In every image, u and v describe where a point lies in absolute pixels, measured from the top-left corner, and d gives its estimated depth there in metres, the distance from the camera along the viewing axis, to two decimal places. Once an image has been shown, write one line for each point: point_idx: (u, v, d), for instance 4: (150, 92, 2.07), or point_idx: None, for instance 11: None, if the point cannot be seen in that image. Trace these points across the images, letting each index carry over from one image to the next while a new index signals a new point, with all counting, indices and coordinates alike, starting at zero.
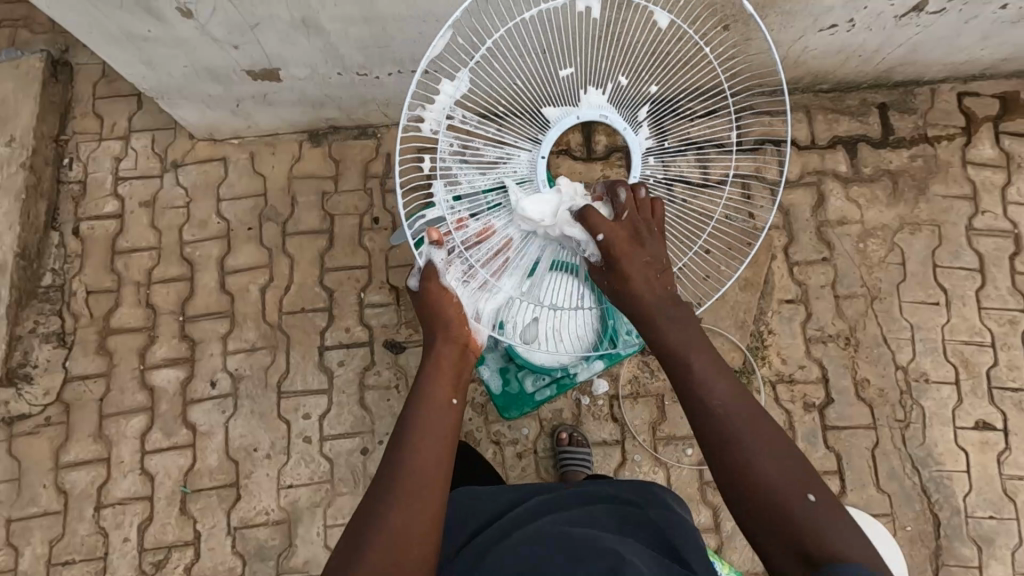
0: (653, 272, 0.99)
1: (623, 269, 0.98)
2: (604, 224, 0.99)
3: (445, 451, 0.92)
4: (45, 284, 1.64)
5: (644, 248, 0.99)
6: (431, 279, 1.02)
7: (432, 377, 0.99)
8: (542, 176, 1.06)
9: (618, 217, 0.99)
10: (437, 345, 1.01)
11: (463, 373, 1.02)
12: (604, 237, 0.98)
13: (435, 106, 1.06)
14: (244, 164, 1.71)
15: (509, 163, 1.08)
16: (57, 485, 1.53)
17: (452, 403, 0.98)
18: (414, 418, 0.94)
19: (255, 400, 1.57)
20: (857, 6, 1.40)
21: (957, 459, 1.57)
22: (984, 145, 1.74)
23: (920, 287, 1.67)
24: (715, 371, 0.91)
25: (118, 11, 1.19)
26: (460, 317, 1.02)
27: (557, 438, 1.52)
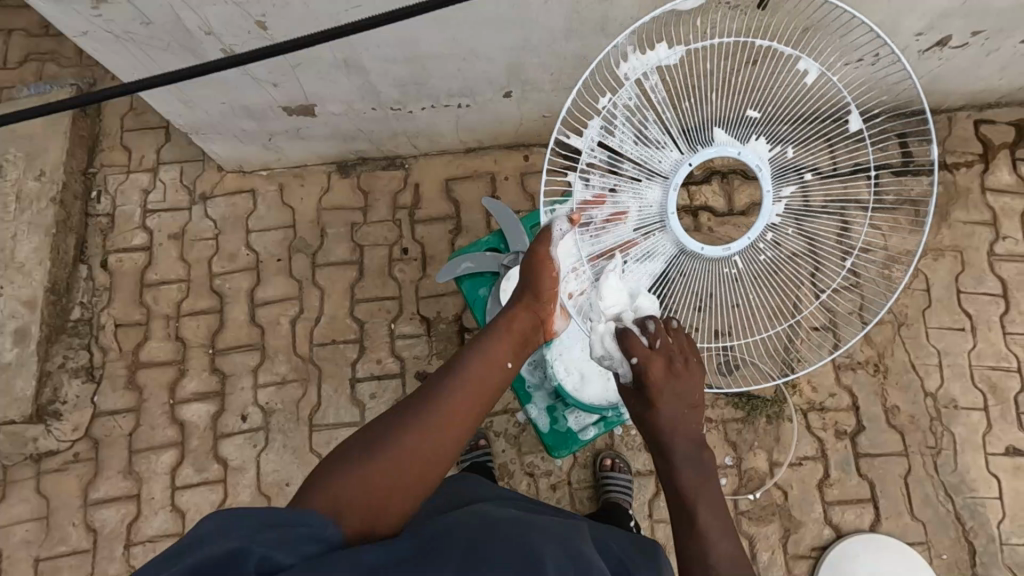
0: (685, 404, 0.98)
1: (656, 400, 0.97)
2: (638, 349, 0.96)
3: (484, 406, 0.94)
4: (73, 319, 1.63)
5: (677, 384, 0.98)
6: (544, 244, 1.04)
7: (498, 336, 1.01)
8: (678, 182, 0.97)
9: (658, 347, 0.98)
10: (514, 306, 1.05)
11: (528, 343, 1.05)
12: (642, 362, 0.96)
13: (644, 59, 0.99)
14: (273, 196, 1.71)
15: (659, 152, 0.98)
16: (87, 523, 1.51)
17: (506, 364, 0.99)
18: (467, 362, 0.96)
19: (287, 434, 1.56)
20: (883, 41, 1.43)
21: (990, 485, 1.57)
22: (1003, 171, 1.77)
23: (946, 312, 1.69)
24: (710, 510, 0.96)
25: (163, 53, 1.21)
26: (552, 294, 1.05)
27: (601, 463, 1.52)
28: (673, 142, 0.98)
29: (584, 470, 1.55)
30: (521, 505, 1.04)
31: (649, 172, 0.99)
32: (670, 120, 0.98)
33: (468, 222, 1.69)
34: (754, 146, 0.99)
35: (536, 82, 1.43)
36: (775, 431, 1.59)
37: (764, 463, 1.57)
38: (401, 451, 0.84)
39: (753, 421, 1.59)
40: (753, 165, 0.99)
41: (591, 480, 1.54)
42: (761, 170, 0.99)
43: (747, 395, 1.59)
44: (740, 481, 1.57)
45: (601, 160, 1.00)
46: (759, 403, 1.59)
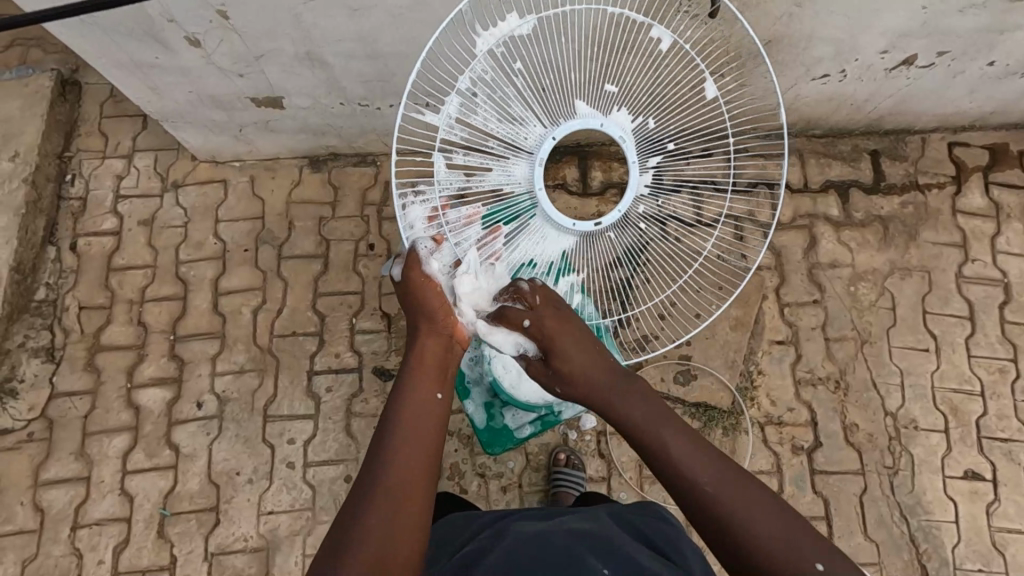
0: (587, 351, 1.00)
1: (563, 359, 0.99)
2: (522, 318, 0.98)
3: (434, 428, 0.94)
4: (38, 299, 1.64)
5: (571, 335, 0.99)
6: (414, 268, 0.98)
7: (413, 376, 0.98)
8: (543, 155, 1.00)
9: (540, 302, 0.99)
10: (418, 337, 1.00)
11: (449, 367, 1.01)
12: (533, 324, 0.98)
13: (497, 31, 0.99)
14: (244, 187, 1.73)
15: (521, 127, 1.01)
16: (35, 503, 1.51)
17: (434, 399, 0.96)
18: (394, 425, 0.93)
19: (241, 424, 1.56)
20: (847, 58, 1.44)
21: (946, 508, 1.55)
22: (974, 194, 1.77)
23: (910, 332, 1.67)
24: (681, 440, 0.94)
25: (128, 39, 1.23)
26: (444, 313, 0.99)
27: (555, 458, 1.51)
28: (536, 117, 1.01)
29: (536, 474, 1.53)
30: (533, 514, 1.05)
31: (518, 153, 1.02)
32: (532, 98, 1.01)
33: None
34: (617, 117, 1.02)
35: None
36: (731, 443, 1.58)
37: None
38: (375, 547, 0.82)
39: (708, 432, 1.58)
40: (616, 136, 1.01)
41: (543, 483, 1.53)
42: (625, 141, 1.01)
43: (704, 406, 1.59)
44: None
45: (461, 138, 1.01)
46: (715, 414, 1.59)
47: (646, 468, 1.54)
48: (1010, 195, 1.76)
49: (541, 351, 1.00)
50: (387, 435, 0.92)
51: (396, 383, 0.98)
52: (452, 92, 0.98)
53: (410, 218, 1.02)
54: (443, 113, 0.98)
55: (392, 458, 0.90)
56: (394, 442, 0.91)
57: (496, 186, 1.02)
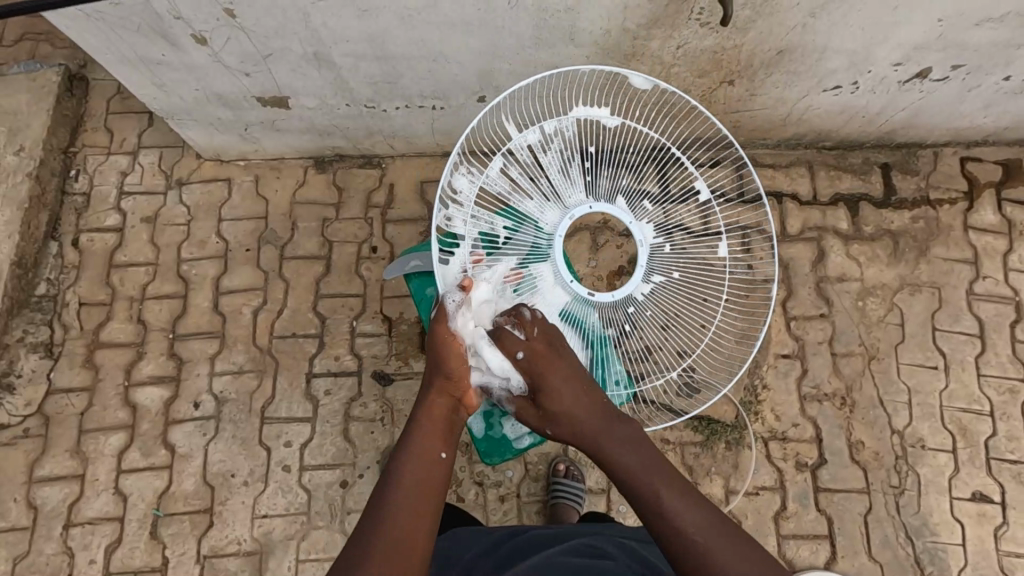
0: (579, 390, 1.01)
1: (554, 398, 1.00)
2: (516, 349, 0.98)
3: (431, 486, 0.94)
4: (38, 294, 1.63)
5: (565, 364, 1.00)
6: (442, 322, 0.98)
7: (422, 434, 0.98)
8: (574, 214, 1.05)
9: (536, 335, 1.00)
10: (431, 392, 1.01)
11: (453, 427, 1.02)
12: (526, 356, 0.98)
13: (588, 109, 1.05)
14: (248, 186, 1.72)
15: (565, 190, 1.06)
16: (28, 500, 1.49)
17: (439, 458, 0.97)
18: (399, 483, 0.92)
19: (238, 425, 1.55)
20: (860, 70, 1.41)
21: (953, 530, 1.52)
22: (987, 211, 1.74)
23: (919, 348, 1.65)
24: (675, 497, 0.93)
25: (135, 35, 1.22)
26: (460, 371, 1.00)
27: (555, 467, 1.49)
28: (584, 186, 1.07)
29: (535, 484, 1.51)
30: (540, 536, 1.04)
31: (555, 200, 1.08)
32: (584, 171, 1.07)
33: None
34: (642, 224, 1.09)
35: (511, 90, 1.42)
36: (734, 457, 1.55)
37: (720, 490, 1.53)
38: None
39: (711, 446, 1.56)
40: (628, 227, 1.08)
41: (542, 494, 1.51)
42: (641, 246, 1.09)
43: (707, 419, 1.57)
44: None
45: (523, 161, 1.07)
46: (718, 427, 1.56)
47: None
48: None
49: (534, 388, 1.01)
50: (391, 491, 0.92)
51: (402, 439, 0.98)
52: (537, 127, 1.05)
53: (457, 188, 1.06)
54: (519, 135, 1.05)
55: (393, 515, 0.89)
56: (397, 497, 0.91)
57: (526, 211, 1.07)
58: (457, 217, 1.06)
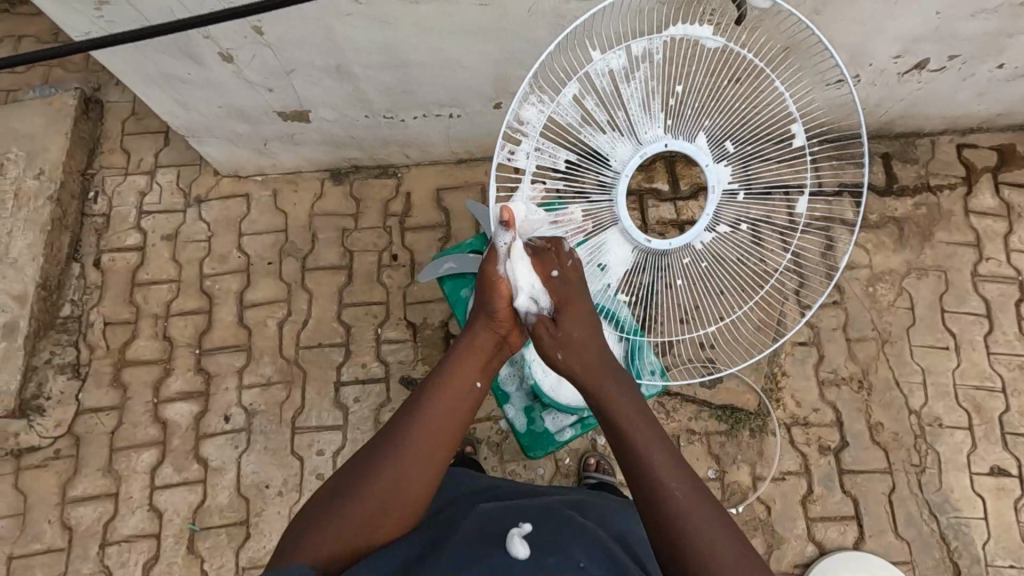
0: (593, 335, 0.95)
1: (566, 331, 0.95)
2: (552, 268, 0.96)
3: (457, 422, 0.93)
4: (63, 315, 1.65)
5: (590, 313, 0.96)
6: (491, 263, 0.97)
7: (460, 360, 0.97)
8: (650, 150, 1.02)
9: (569, 266, 0.97)
10: (472, 328, 1.00)
11: (493, 362, 1.00)
12: (560, 275, 0.96)
13: (692, 31, 0.99)
14: (267, 201, 1.74)
15: (643, 122, 1.02)
16: (63, 521, 1.50)
17: (473, 387, 0.97)
18: (423, 400, 0.94)
19: (269, 436, 1.56)
20: (861, 63, 1.47)
21: (974, 505, 1.56)
22: (985, 194, 1.80)
23: (930, 331, 1.70)
24: (646, 439, 0.88)
25: (161, 54, 1.25)
26: (505, 314, 0.98)
27: (585, 463, 1.52)
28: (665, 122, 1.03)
29: (566, 480, 1.54)
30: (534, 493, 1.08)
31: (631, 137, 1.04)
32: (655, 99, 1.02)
33: (457, 230, 1.71)
34: (719, 167, 1.05)
35: None
36: (758, 444, 1.58)
37: (748, 476, 1.56)
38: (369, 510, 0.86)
39: (736, 434, 1.59)
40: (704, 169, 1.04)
41: None
42: (713, 191, 1.05)
43: (730, 408, 1.60)
44: (722, 495, 1.55)
45: (601, 90, 1.02)
46: (741, 416, 1.60)
47: None
48: (1019, 194, 1.80)
49: (555, 315, 0.95)
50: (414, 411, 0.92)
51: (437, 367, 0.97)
52: (624, 49, 0.99)
53: (525, 118, 1.02)
54: (603, 57, 0.99)
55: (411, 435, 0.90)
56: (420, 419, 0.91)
57: (598, 149, 1.04)
58: (522, 149, 1.03)
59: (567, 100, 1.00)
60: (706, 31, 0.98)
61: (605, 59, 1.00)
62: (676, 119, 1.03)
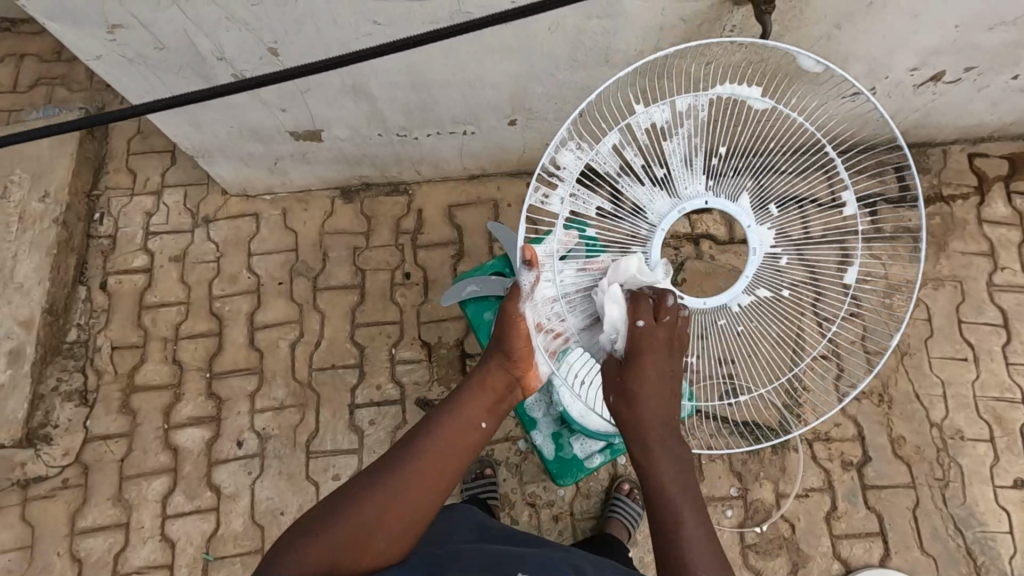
0: (665, 381, 0.93)
1: (641, 373, 0.92)
2: (641, 318, 0.92)
3: (463, 451, 0.96)
4: (70, 340, 1.61)
5: (670, 361, 0.93)
6: (512, 301, 0.99)
7: (473, 395, 1.01)
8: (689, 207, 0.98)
9: (660, 321, 0.93)
10: (488, 361, 1.03)
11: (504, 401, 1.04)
12: (645, 328, 0.92)
13: (740, 89, 0.96)
14: (277, 220, 1.71)
15: (683, 180, 0.99)
16: (72, 553, 1.46)
17: (481, 424, 1.00)
18: (434, 425, 0.97)
19: (283, 461, 1.53)
20: (878, 76, 1.46)
21: (999, 518, 1.55)
22: (998, 203, 1.80)
23: (948, 342, 1.69)
24: (667, 470, 0.92)
25: (175, 77, 1.22)
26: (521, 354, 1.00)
27: (618, 487, 1.48)
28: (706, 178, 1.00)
29: (587, 501, 1.51)
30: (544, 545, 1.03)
31: (669, 190, 1.00)
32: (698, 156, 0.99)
33: (470, 247, 1.69)
34: (763, 230, 1.03)
35: (542, 112, 1.46)
36: (780, 461, 1.56)
37: (770, 494, 1.54)
38: (369, 521, 0.87)
39: (758, 451, 1.57)
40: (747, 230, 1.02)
41: (598, 512, 1.50)
42: (755, 254, 1.03)
43: (751, 424, 1.58)
44: (745, 514, 1.53)
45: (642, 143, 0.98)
46: (763, 432, 1.57)
47: None
48: None
49: (626, 358, 0.93)
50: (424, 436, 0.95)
51: (450, 400, 1.01)
52: (669, 102, 0.95)
53: (562, 163, 0.98)
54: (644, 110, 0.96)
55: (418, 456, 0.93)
56: (429, 443, 0.95)
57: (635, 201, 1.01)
58: (555, 194, 0.98)
59: (605, 150, 0.97)
60: (756, 93, 0.96)
61: (649, 112, 0.96)
62: (717, 179, 1.01)
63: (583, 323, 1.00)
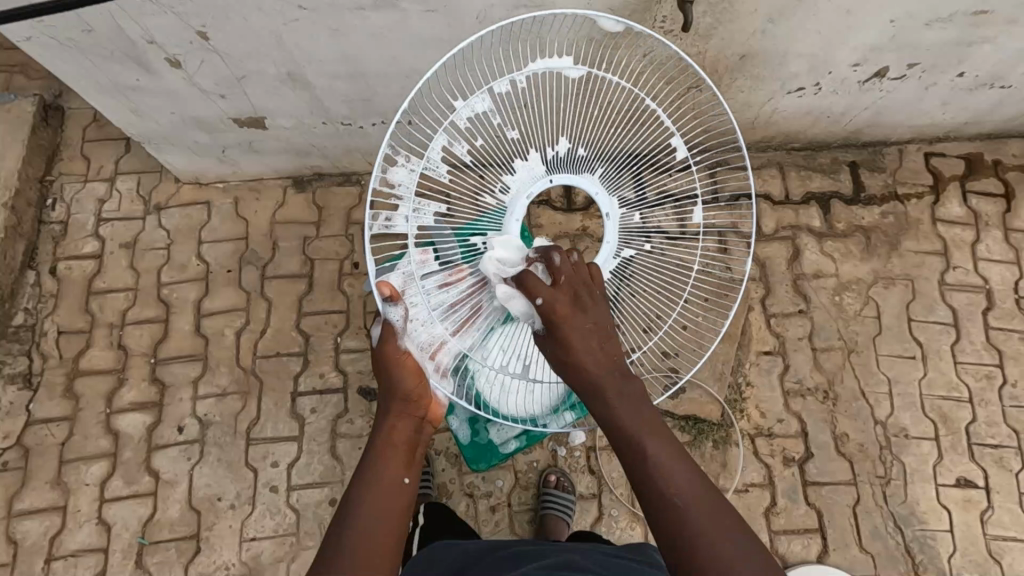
0: (595, 339, 0.92)
1: (566, 337, 0.91)
2: (539, 293, 0.90)
3: (397, 509, 0.92)
4: (16, 324, 1.62)
5: (586, 317, 0.92)
6: (390, 342, 0.97)
7: (382, 454, 0.96)
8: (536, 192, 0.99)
9: (561, 284, 0.92)
10: (388, 416, 0.99)
11: (416, 448, 1.00)
12: (547, 302, 0.90)
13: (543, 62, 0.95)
14: (227, 209, 1.72)
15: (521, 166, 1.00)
16: (8, 535, 1.47)
17: (403, 478, 0.95)
18: (357, 498, 0.91)
19: (223, 448, 1.53)
20: (821, 72, 1.46)
21: (940, 517, 1.54)
22: (953, 203, 1.79)
23: (897, 340, 1.68)
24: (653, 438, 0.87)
25: (109, 62, 1.23)
26: (418, 390, 0.99)
27: (545, 480, 1.49)
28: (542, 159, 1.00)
29: (525, 492, 1.51)
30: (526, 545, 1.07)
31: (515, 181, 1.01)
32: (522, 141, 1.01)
33: None
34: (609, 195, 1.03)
35: None
36: (722, 456, 1.56)
37: None
38: None
39: (700, 445, 1.56)
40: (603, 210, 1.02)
41: (532, 504, 1.50)
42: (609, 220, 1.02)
43: (693, 419, 1.58)
44: None
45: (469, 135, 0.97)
46: (705, 426, 1.58)
47: None
48: (987, 203, 1.79)
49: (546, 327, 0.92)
50: (351, 513, 0.90)
51: (361, 466, 0.96)
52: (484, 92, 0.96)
53: (395, 181, 0.96)
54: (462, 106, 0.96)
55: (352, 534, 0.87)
56: (358, 513, 0.90)
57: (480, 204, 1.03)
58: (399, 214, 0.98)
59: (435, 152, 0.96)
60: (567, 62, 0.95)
61: (469, 104, 0.97)
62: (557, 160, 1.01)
63: (456, 328, 1.02)
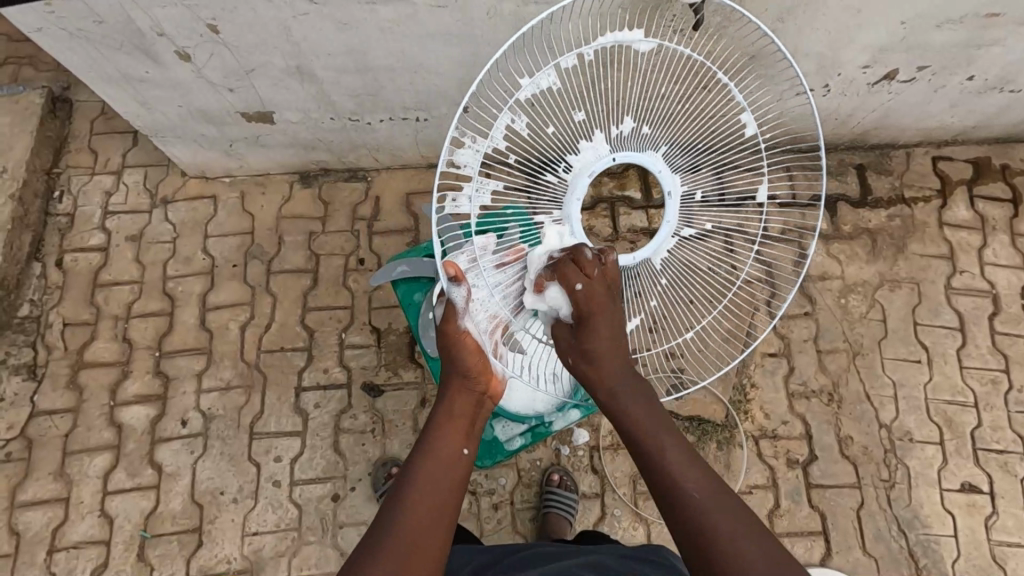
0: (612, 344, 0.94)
1: (593, 329, 0.92)
2: (579, 279, 0.89)
3: (453, 484, 0.92)
4: (21, 315, 1.62)
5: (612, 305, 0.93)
6: (452, 321, 0.96)
7: (440, 429, 0.97)
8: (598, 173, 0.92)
9: (595, 274, 0.91)
10: (447, 391, 0.99)
11: (476, 423, 1.00)
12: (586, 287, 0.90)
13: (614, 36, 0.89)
14: (234, 204, 1.72)
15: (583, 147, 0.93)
16: (10, 525, 1.47)
17: (462, 452, 0.95)
18: (416, 471, 0.91)
19: (226, 442, 1.53)
20: (829, 73, 1.46)
21: (944, 522, 1.54)
22: (959, 207, 1.78)
23: (901, 343, 1.67)
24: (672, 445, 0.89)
25: (118, 53, 1.23)
26: (479, 369, 0.98)
27: (549, 478, 1.49)
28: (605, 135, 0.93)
29: (528, 490, 1.51)
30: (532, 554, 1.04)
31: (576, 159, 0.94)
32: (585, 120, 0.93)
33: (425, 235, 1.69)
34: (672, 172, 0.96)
35: None
36: (726, 457, 1.56)
37: None
38: None
39: (703, 446, 1.56)
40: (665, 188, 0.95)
41: (535, 502, 1.50)
42: (670, 197, 0.96)
43: (697, 419, 1.57)
44: None
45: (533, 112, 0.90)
46: (709, 427, 1.57)
47: (641, 483, 1.51)
48: (994, 208, 1.78)
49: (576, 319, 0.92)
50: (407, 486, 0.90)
51: (421, 439, 0.96)
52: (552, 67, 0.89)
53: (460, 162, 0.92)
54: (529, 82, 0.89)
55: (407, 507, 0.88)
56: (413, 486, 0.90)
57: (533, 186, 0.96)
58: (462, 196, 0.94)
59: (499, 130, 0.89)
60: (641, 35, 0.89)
61: (535, 82, 0.90)
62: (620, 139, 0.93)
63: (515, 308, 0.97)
